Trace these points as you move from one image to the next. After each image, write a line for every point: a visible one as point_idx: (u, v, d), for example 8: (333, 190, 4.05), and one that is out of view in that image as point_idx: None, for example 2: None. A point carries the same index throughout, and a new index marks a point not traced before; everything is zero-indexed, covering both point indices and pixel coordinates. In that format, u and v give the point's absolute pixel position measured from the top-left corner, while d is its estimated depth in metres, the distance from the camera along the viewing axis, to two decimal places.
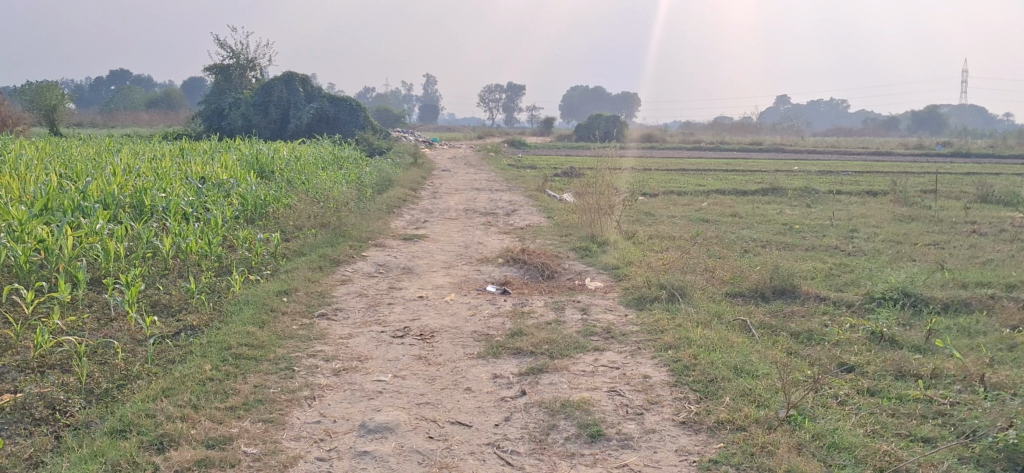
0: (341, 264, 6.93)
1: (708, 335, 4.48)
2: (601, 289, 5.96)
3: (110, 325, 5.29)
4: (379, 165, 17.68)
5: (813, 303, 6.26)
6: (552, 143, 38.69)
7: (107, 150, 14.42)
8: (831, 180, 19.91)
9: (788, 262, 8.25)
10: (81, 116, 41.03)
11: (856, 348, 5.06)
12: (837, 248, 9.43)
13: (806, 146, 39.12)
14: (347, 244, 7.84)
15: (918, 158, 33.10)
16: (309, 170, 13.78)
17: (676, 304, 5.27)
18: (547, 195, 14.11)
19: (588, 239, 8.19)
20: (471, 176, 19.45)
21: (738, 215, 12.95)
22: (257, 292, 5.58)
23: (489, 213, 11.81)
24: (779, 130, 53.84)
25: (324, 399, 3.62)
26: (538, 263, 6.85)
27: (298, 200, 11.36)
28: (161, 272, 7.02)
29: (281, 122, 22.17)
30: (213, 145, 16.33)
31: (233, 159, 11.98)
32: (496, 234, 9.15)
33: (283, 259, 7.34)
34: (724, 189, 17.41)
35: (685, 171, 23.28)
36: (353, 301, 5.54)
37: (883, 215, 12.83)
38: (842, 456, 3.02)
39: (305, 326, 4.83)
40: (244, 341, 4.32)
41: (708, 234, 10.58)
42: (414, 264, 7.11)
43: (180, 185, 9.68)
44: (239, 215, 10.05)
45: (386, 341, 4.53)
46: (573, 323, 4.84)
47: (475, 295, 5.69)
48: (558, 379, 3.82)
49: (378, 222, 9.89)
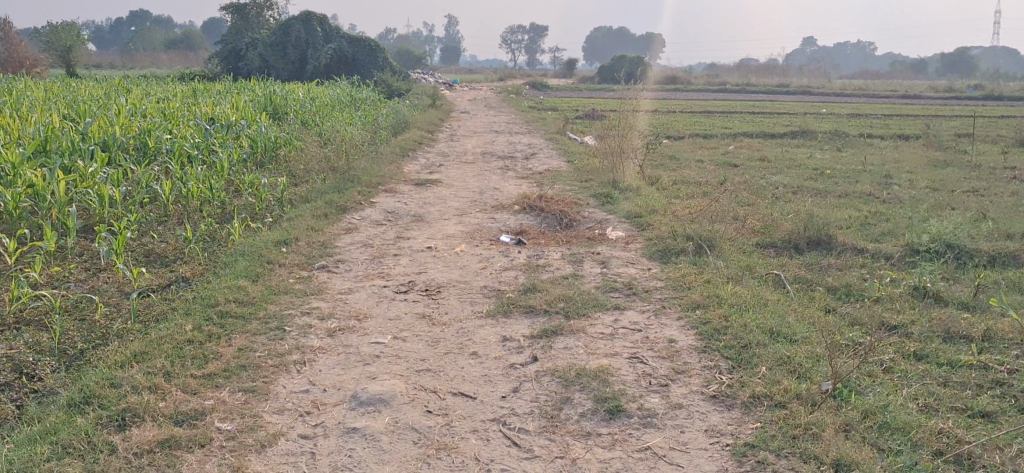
0: (348, 211, 6.56)
1: (740, 292, 4.09)
2: (623, 239, 5.56)
3: (99, 277, 4.98)
4: (396, 106, 17.22)
5: (850, 255, 5.84)
6: (574, 84, 37.91)
7: (117, 90, 14.05)
8: (861, 123, 19.27)
9: (821, 210, 7.80)
10: (100, 56, 40.57)
11: (900, 306, 4.64)
12: (871, 195, 8.95)
13: (834, 88, 38.15)
14: (356, 189, 7.47)
15: (949, 101, 32.16)
16: (324, 111, 13.36)
17: (704, 256, 4.87)
18: (568, 138, 13.64)
19: (610, 185, 7.77)
20: (489, 118, 18.96)
21: (766, 159, 12.44)
22: (255, 241, 5.23)
23: (507, 157, 11.37)
24: (806, 72, 52.64)
25: (316, 364, 3.28)
26: (555, 211, 6.45)
27: (311, 141, 10.98)
28: (161, 219, 6.71)
29: (298, 63, 21.69)
30: (227, 86, 15.92)
31: (244, 100, 11.58)
32: (512, 179, 8.74)
33: (288, 204, 6.99)
34: (751, 132, 16.84)
35: (710, 113, 22.64)
36: (356, 251, 5.19)
37: (918, 160, 12.28)
38: (896, 437, 2.64)
39: (302, 279, 4.48)
40: (234, 297, 3.97)
41: (736, 179, 10.10)
42: (425, 211, 6.73)
43: (187, 126, 9.32)
44: (249, 159, 9.69)
45: (387, 297, 4.18)
46: (591, 278, 4.45)
47: (487, 246, 5.32)
48: (574, 344, 3.45)
49: (391, 166, 9.49)
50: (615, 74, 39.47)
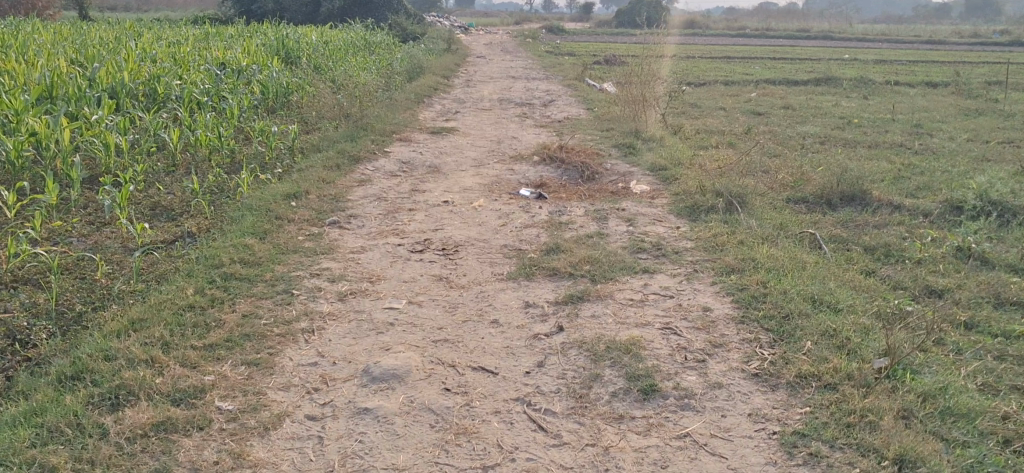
0: (361, 162, 6.30)
1: (778, 254, 3.82)
2: (648, 194, 5.29)
3: (102, 233, 4.77)
4: (410, 50, 16.82)
5: (887, 212, 5.55)
6: (592, 28, 37.22)
7: (127, 34, 13.71)
8: (887, 70, 18.77)
9: (853, 162, 7.48)
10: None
11: (945, 268, 4.37)
12: (903, 146, 8.61)
13: (857, 33, 37.36)
14: (369, 138, 7.20)
15: (977, 47, 31.44)
16: (337, 55, 13.03)
17: (737, 213, 4.60)
18: (587, 84, 13.28)
19: (633, 135, 7.46)
20: (506, 63, 18.54)
21: (792, 107, 12.06)
22: (263, 194, 4.99)
23: (524, 104, 11.05)
24: (829, 15, 51.55)
25: (325, 334, 3.06)
26: (577, 163, 6.17)
27: (323, 87, 10.68)
28: (168, 169, 6.47)
29: (311, 6, 21.23)
30: (238, 29, 15.56)
31: (255, 44, 11.26)
32: (531, 127, 8.44)
33: (299, 154, 6.74)
34: (775, 78, 16.38)
35: (731, 58, 22.13)
36: (368, 206, 4.94)
37: (949, 109, 11.89)
38: (959, 425, 2.40)
39: (312, 237, 4.24)
40: (239, 257, 3.75)
41: (762, 129, 9.76)
42: (441, 162, 6.47)
43: (196, 71, 9.04)
44: (259, 105, 9.41)
45: (402, 257, 3.94)
46: (618, 238, 4.20)
47: (506, 201, 5.06)
48: (602, 312, 3.21)
49: (405, 113, 9.20)
50: (633, 18, 38.70)
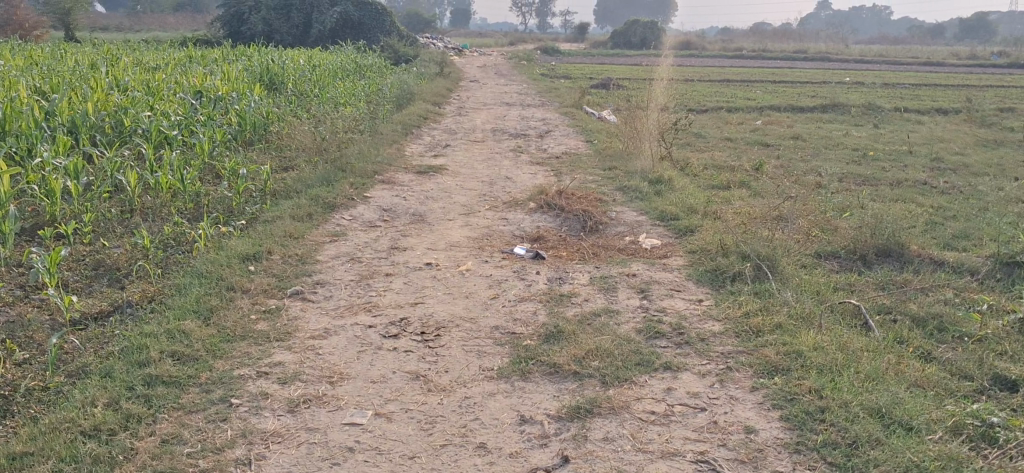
0: (337, 210, 5.66)
1: (825, 343, 3.17)
2: (660, 253, 4.64)
3: (27, 301, 4.09)
4: (401, 75, 16.24)
5: (928, 272, 4.92)
6: (587, 50, 36.84)
7: (104, 58, 13.09)
8: (892, 95, 18.25)
9: (877, 205, 6.87)
10: (103, 18, 39.50)
11: (1012, 348, 3.73)
12: (926, 184, 8.02)
13: (855, 54, 36.98)
14: (348, 180, 6.55)
15: (977, 70, 31.06)
16: (325, 80, 12.41)
17: (767, 282, 3.95)
18: (586, 112, 12.70)
19: (638, 176, 6.84)
20: (500, 88, 17.95)
21: (800, 138, 11.47)
22: (216, 256, 4.33)
23: (519, 135, 10.45)
24: (824, 37, 51.33)
25: (263, 468, 2.39)
26: (578, 212, 5.52)
27: (306, 118, 10.06)
28: (123, 216, 5.82)
29: (302, 27, 20.68)
30: (223, 53, 14.94)
31: (237, 69, 10.64)
32: (527, 164, 7.82)
33: (268, 200, 6.08)
34: (779, 104, 15.83)
35: (730, 82, 21.59)
36: (339, 270, 4.28)
37: (964, 139, 11.33)
38: None
39: (267, 316, 3.58)
40: (173, 349, 3.08)
41: (772, 163, 9.18)
42: (427, 209, 5.83)
43: (169, 101, 8.39)
44: (235, 137, 8.78)
45: (372, 344, 3.28)
46: (630, 317, 3.54)
47: (498, 263, 4.40)
48: (618, 433, 2.55)
49: (391, 147, 8.58)
50: (629, 38, 38.29)
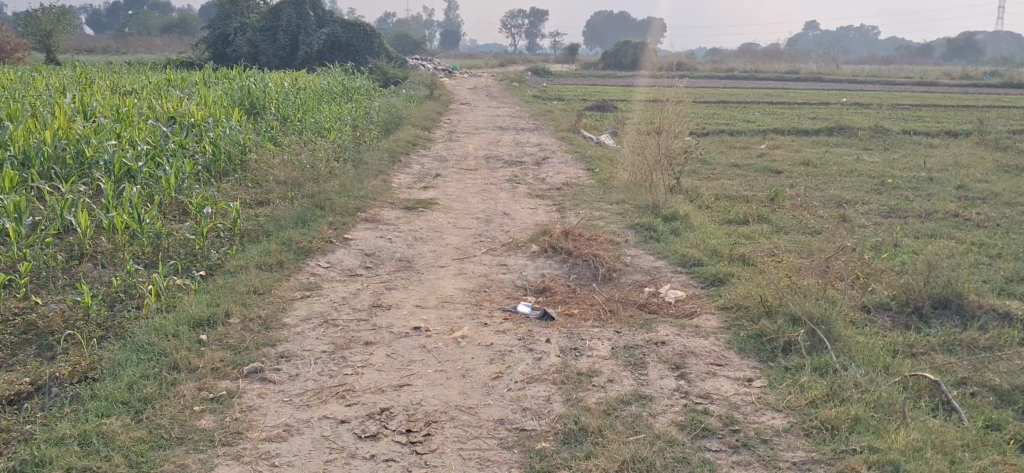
0: (313, 256, 4.97)
1: (922, 448, 2.48)
2: (687, 313, 3.96)
3: None
4: (390, 98, 15.59)
5: (997, 328, 4.23)
6: (578, 71, 36.34)
7: (77, 81, 12.35)
8: (895, 116, 17.70)
9: (914, 242, 6.20)
10: (87, 40, 38.85)
11: None
12: (958, 216, 7.37)
13: (847, 74, 36.56)
14: (327, 219, 5.86)
15: (972, 89, 30.57)
16: (310, 104, 11.72)
17: (827, 354, 3.27)
18: (583, 137, 12.06)
19: (650, 211, 6.17)
20: (492, 111, 17.29)
21: (811, 163, 10.84)
22: (161, 322, 3.63)
23: (514, 163, 9.77)
24: (815, 58, 51.07)
25: None
26: (587, 257, 4.84)
27: (288, 144, 9.35)
28: (70, 262, 5.07)
29: (289, 49, 20.00)
30: (204, 76, 14.24)
31: (215, 92, 9.92)
32: (525, 197, 7.15)
33: (235, 243, 5.38)
34: (782, 126, 15.23)
35: (726, 103, 21.02)
36: (310, 340, 3.57)
37: (984, 165, 10.69)
38: None
39: (215, 406, 2.87)
40: (86, 465, 2.38)
41: (787, 194, 8.51)
42: (417, 254, 5.15)
43: (138, 127, 7.65)
44: (208, 168, 8.05)
45: (345, 451, 2.58)
46: (666, 405, 2.85)
47: (498, 327, 3.71)
48: None
49: (376, 179, 7.89)
50: (620, 59, 37.77)
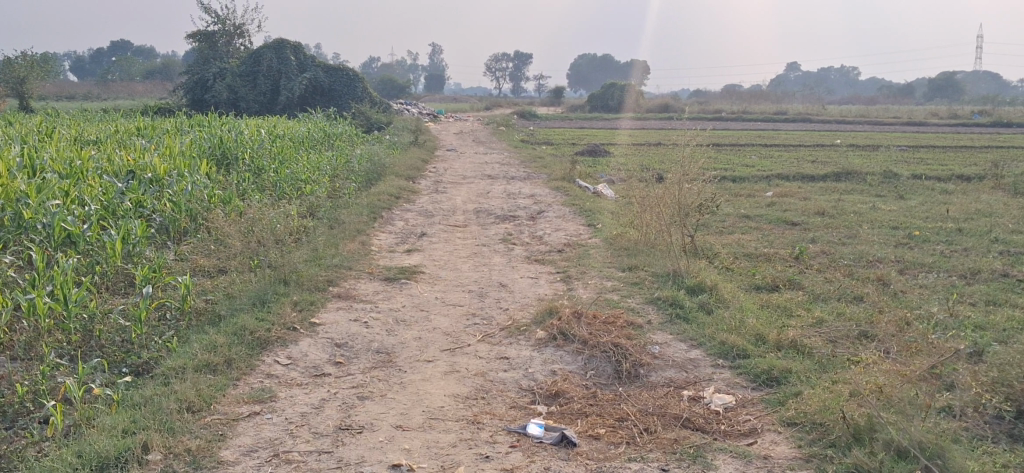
0: (271, 350, 4.07)
1: None
2: (746, 433, 3.07)
3: None
4: (373, 145, 14.77)
5: None
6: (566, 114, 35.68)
7: (36, 130, 11.36)
8: (899, 159, 16.98)
9: (975, 311, 5.34)
10: (66, 86, 37.70)
11: None
12: (1011, 277, 6.53)
13: (838, 115, 36.08)
14: (292, 298, 4.95)
15: (964, 128, 30.06)
16: (287, 153, 10.79)
17: None
18: (579, 186, 11.25)
19: (670, 281, 5.31)
20: (480, 158, 16.50)
21: (825, 213, 10.04)
22: (55, 465, 2.70)
23: (507, 217, 8.92)
24: (803, 99, 50.80)
25: None
26: (607, 348, 3.96)
27: (259, 200, 8.37)
28: None
29: (269, 94, 19.10)
30: (176, 123, 13.27)
31: (180, 143, 8.93)
32: (523, 263, 6.29)
33: (180, 331, 4.43)
34: (787, 171, 14.47)
35: (722, 148, 20.29)
36: None
37: (1011, 213, 9.91)
38: None
39: None
40: None
41: (811, 250, 7.68)
42: (398, 342, 4.26)
43: (89, 185, 6.54)
44: (166, 230, 7.02)
45: None
46: None
47: (503, 461, 2.82)
48: None
49: (353, 242, 7.00)
50: (607, 101, 37.19)
